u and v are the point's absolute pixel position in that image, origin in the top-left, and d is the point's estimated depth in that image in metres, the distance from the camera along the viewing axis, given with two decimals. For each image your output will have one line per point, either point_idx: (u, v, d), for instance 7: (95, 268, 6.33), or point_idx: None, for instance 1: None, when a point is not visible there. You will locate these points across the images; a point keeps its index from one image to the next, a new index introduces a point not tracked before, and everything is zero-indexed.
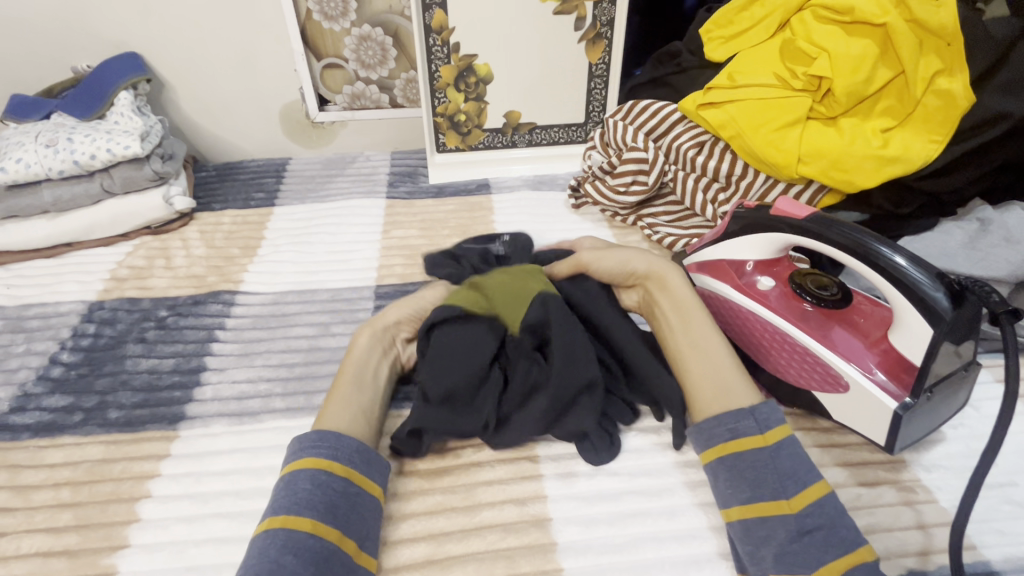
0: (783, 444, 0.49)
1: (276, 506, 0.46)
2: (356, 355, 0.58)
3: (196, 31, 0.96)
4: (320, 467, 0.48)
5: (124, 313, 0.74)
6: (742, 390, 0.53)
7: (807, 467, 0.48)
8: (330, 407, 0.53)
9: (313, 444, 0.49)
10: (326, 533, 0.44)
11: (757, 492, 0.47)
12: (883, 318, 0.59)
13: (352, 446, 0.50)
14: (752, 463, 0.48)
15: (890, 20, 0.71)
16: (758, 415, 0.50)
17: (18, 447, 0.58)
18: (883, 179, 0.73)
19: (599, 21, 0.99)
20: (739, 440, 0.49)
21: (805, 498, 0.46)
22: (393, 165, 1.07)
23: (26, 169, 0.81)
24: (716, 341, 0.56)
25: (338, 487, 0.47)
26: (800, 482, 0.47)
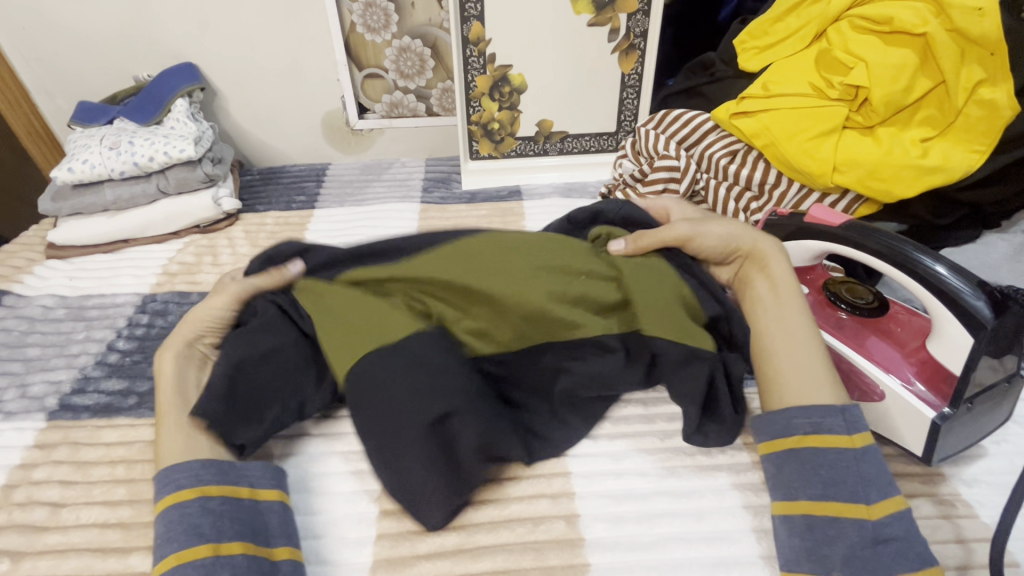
0: (869, 451, 0.48)
1: (157, 552, 0.46)
2: (168, 381, 0.57)
3: (247, 43, 1.02)
4: (169, 503, 0.47)
5: (175, 305, 0.78)
6: (830, 388, 0.51)
7: (889, 479, 0.47)
8: (161, 441, 0.52)
9: (159, 486, 0.49)
10: (194, 555, 0.44)
11: (832, 492, 0.47)
12: (921, 327, 0.59)
13: (196, 466, 0.49)
14: (835, 462, 0.48)
15: (931, 29, 0.70)
16: (849, 417, 0.49)
17: (78, 425, 0.62)
18: (922, 189, 0.72)
19: (633, 32, 1.00)
20: (825, 437, 0.49)
21: (885, 507, 0.46)
22: (427, 172, 1.11)
23: (91, 170, 0.88)
24: (809, 335, 0.55)
25: (193, 510, 0.47)
26: (881, 491, 0.46)
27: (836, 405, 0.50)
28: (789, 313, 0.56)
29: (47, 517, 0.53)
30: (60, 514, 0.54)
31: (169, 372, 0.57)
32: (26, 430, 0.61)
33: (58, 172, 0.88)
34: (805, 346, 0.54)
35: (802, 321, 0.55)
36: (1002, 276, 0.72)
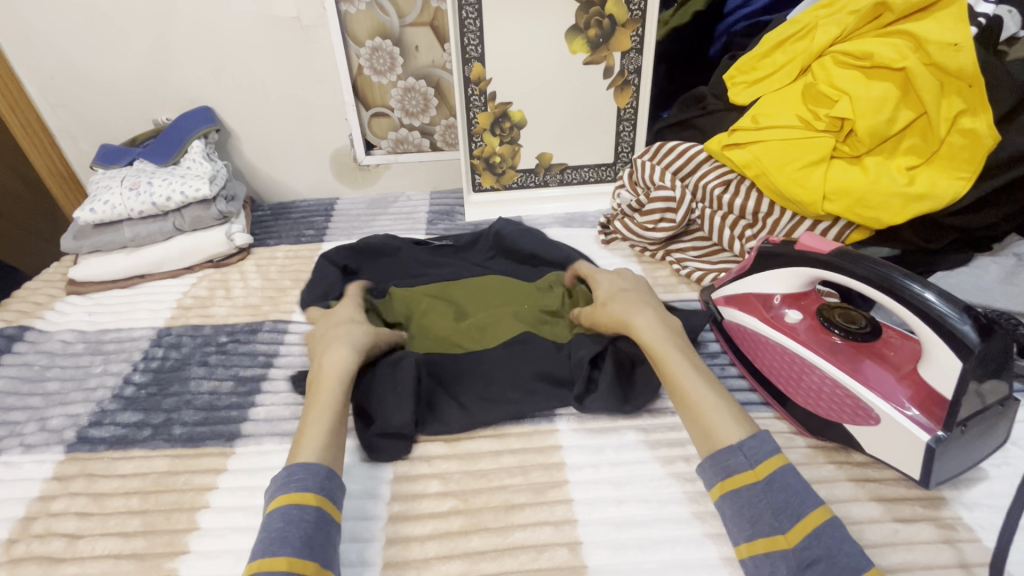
0: (775, 476, 0.49)
1: (255, 551, 0.45)
2: (335, 375, 0.60)
3: (260, 88, 1.07)
4: (292, 502, 0.48)
5: (189, 338, 0.81)
6: (730, 425, 0.54)
7: (802, 498, 0.48)
8: (304, 439, 0.54)
9: (285, 482, 0.50)
10: (302, 568, 0.44)
11: (756, 530, 0.48)
12: (914, 351, 0.60)
13: (320, 472, 0.51)
14: (748, 500, 0.49)
15: (910, 65, 0.74)
16: (746, 452, 0.51)
17: (95, 457, 0.64)
18: (910, 216, 0.74)
19: (627, 69, 1.05)
20: (733, 478, 0.50)
21: (801, 529, 0.46)
22: (432, 205, 1.14)
23: (111, 210, 0.92)
24: (696, 381, 0.57)
25: (311, 518, 0.48)
26: (794, 514, 0.47)
27: (734, 441, 0.52)
28: (672, 365, 0.59)
29: (64, 548, 0.55)
30: (76, 545, 0.55)
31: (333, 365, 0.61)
32: (46, 463, 0.63)
33: (81, 212, 0.92)
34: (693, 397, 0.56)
35: (689, 372, 0.58)
36: (994, 298, 0.73)
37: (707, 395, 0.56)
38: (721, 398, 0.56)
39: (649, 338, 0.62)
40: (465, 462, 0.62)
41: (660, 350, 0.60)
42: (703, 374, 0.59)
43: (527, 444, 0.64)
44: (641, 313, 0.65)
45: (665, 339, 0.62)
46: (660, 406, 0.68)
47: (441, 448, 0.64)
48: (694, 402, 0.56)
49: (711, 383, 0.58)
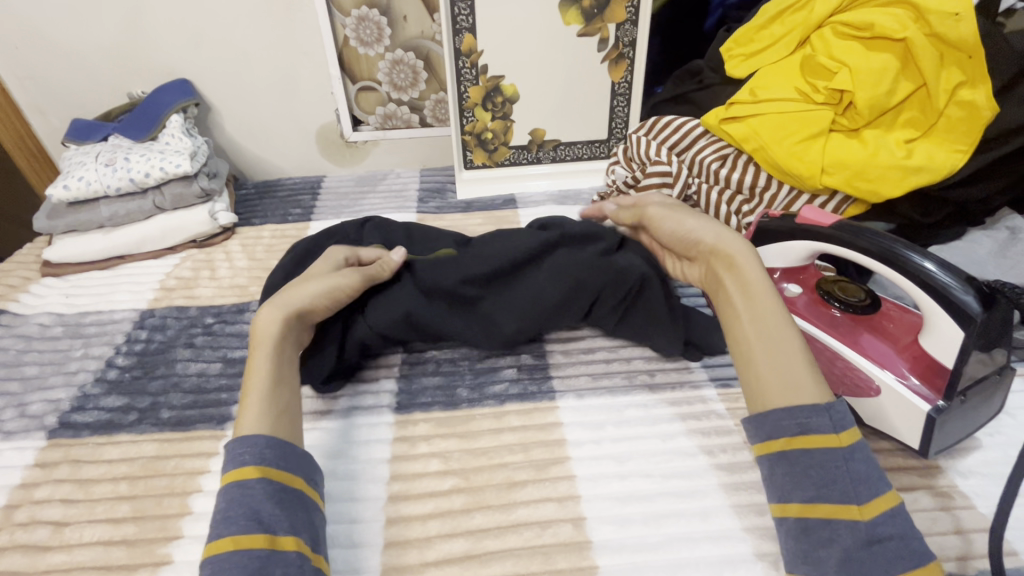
0: (857, 447, 0.46)
1: (211, 531, 0.45)
2: (268, 339, 0.56)
3: (241, 60, 1.03)
4: (233, 481, 0.46)
5: (174, 319, 0.78)
6: (815, 384, 0.48)
7: (879, 475, 0.45)
8: (247, 409, 0.51)
9: (234, 457, 0.48)
10: (250, 543, 0.43)
11: (823, 494, 0.44)
12: (913, 324, 0.60)
13: (261, 443, 0.49)
14: (821, 463, 0.45)
15: (910, 35, 0.73)
16: (837, 416, 0.46)
17: (78, 443, 0.61)
18: (907, 189, 0.73)
19: (621, 42, 1.02)
20: (811, 437, 0.46)
21: (876, 505, 0.44)
22: (422, 183, 1.12)
23: (87, 187, 0.87)
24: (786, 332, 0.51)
25: (255, 492, 0.46)
26: (872, 488, 0.44)
27: (822, 403, 0.47)
28: (734, 319, 0.53)
29: (49, 536, 0.53)
30: (62, 533, 0.53)
31: (271, 325, 0.57)
32: (26, 450, 0.61)
33: (54, 190, 0.87)
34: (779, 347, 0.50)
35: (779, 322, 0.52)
36: (988, 271, 0.74)
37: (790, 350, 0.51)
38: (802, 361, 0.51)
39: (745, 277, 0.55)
40: (464, 441, 0.61)
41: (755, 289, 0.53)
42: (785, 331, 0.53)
43: (527, 421, 0.63)
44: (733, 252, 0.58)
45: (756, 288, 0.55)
46: (660, 380, 0.68)
47: (439, 427, 0.63)
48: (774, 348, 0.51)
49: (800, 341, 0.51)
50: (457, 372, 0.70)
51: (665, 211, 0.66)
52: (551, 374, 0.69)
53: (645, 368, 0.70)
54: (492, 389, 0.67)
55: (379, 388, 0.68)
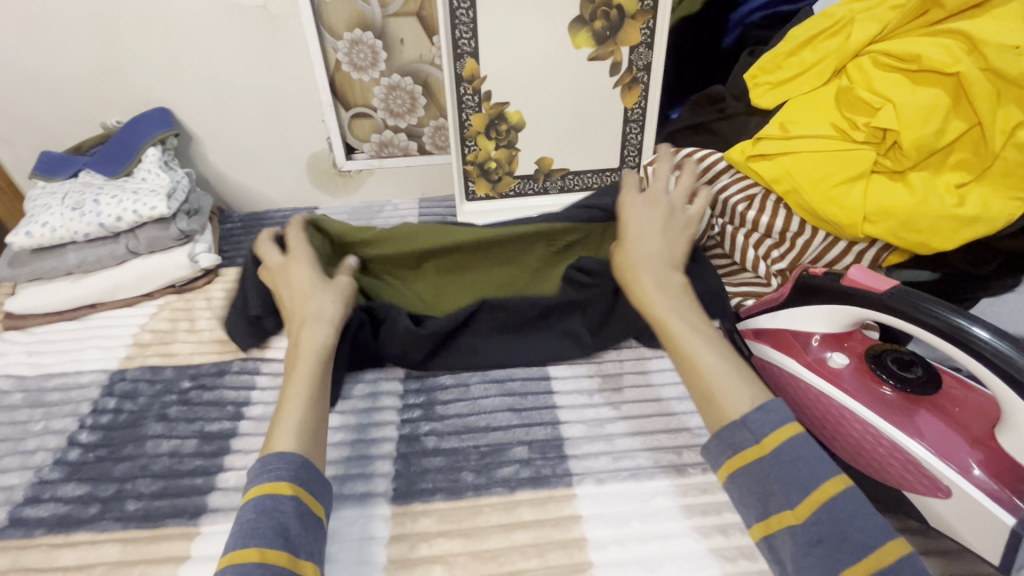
0: (783, 448, 0.47)
1: (230, 544, 0.44)
2: (313, 348, 0.59)
3: (226, 87, 0.95)
4: (267, 492, 0.47)
5: (146, 384, 0.70)
6: (736, 398, 0.51)
7: (810, 471, 0.45)
8: (279, 429, 0.52)
9: (260, 471, 0.48)
10: (275, 559, 0.43)
11: (766, 508, 0.46)
12: (981, 406, 0.53)
13: (296, 462, 0.49)
14: (756, 477, 0.47)
15: (964, 69, 0.65)
16: (752, 426, 0.48)
17: (31, 545, 0.54)
18: (962, 242, 0.66)
19: (636, 66, 0.95)
20: (740, 455, 0.48)
21: (810, 504, 0.44)
22: (421, 215, 1.05)
23: (52, 233, 0.80)
24: (702, 349, 0.55)
25: (287, 508, 0.46)
26: (802, 489, 0.45)
27: (738, 417, 0.49)
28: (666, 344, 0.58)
29: None
30: None
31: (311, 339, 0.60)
32: None
33: (16, 236, 0.80)
34: (698, 367, 0.54)
35: (693, 341, 0.56)
36: None
37: (710, 361, 0.54)
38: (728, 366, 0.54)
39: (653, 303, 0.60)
40: (471, 541, 0.54)
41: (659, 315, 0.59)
42: (710, 340, 0.56)
43: (541, 515, 0.56)
44: (646, 275, 0.63)
45: (674, 307, 0.59)
46: (689, 461, 0.60)
47: (442, 522, 0.55)
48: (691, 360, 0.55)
49: (722, 354, 0.55)
50: (461, 451, 0.62)
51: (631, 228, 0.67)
52: (567, 453, 0.62)
53: (673, 445, 0.62)
54: (501, 472, 0.60)
55: (372, 470, 0.60)
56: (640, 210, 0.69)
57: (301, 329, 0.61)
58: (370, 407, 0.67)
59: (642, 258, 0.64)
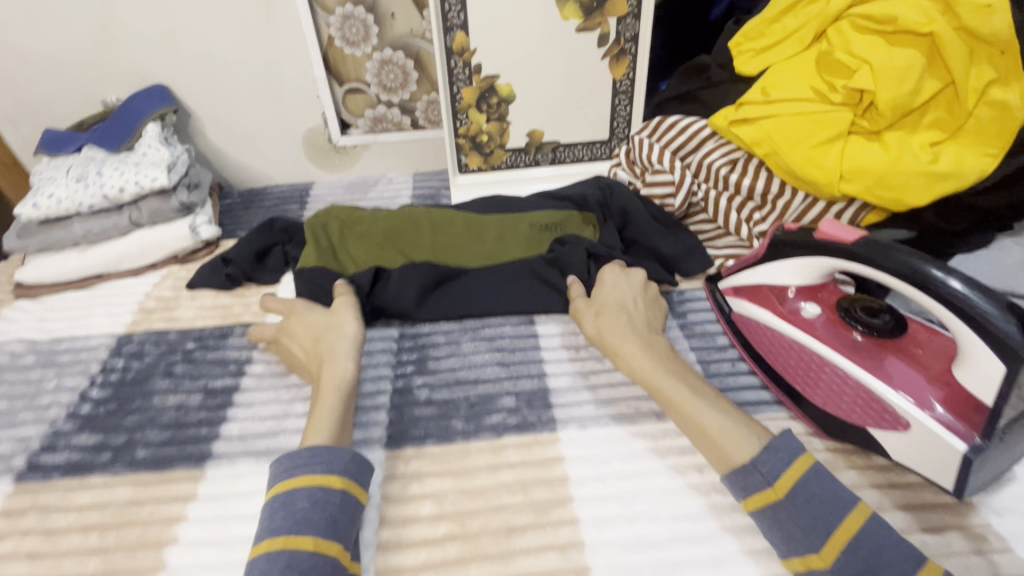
0: (797, 490, 0.48)
1: (279, 527, 0.46)
2: (333, 384, 0.60)
3: (223, 64, 0.97)
4: (316, 484, 0.49)
5: (152, 345, 0.74)
6: (742, 443, 0.52)
7: (830, 509, 0.47)
8: (311, 432, 0.55)
9: (307, 461, 0.50)
10: (327, 549, 0.46)
11: (791, 546, 0.48)
12: (943, 348, 0.56)
13: (345, 457, 0.52)
14: (775, 519, 0.48)
15: (937, 29, 0.67)
16: (763, 468, 0.50)
17: (48, 487, 0.58)
18: (934, 197, 0.68)
19: (623, 37, 0.96)
20: (756, 495, 0.50)
21: (835, 545, 0.46)
22: (415, 189, 1.08)
23: (57, 205, 0.82)
24: (703, 406, 0.56)
25: (336, 501, 0.49)
26: (824, 530, 0.46)
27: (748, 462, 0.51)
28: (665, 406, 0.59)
29: None
30: None
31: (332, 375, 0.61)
32: None
33: (23, 208, 0.83)
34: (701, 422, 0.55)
35: (692, 397, 0.57)
36: (1019, 283, 0.68)
37: (710, 413, 0.55)
38: (728, 418, 0.55)
39: (639, 365, 0.61)
40: (460, 479, 0.57)
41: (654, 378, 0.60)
42: (706, 396, 0.57)
43: (527, 457, 0.59)
44: (629, 340, 0.64)
45: (664, 367, 0.60)
46: None
47: (432, 464, 0.59)
48: (691, 416, 0.56)
49: (722, 407, 0.56)
50: (452, 401, 0.65)
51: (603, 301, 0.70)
52: (552, 402, 0.65)
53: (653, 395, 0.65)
54: (489, 420, 0.63)
55: (368, 420, 0.63)
56: (610, 280, 0.72)
57: (321, 367, 0.62)
58: (366, 363, 0.71)
59: (624, 329, 0.65)
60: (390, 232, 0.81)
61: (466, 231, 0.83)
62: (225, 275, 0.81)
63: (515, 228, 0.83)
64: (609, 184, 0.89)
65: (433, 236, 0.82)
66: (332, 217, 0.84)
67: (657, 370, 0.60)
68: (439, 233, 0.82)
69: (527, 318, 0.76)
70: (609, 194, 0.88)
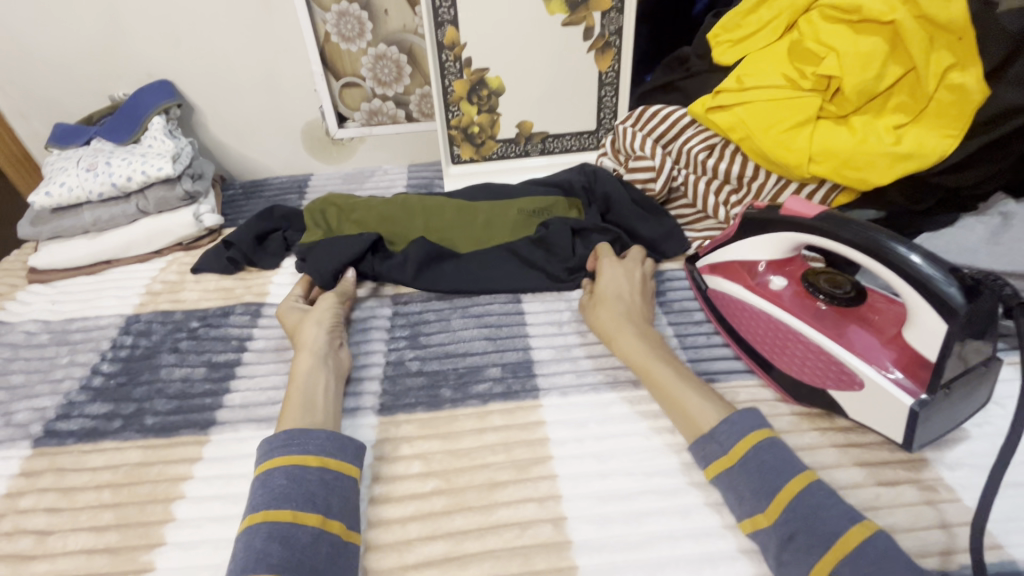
0: (749, 457, 0.52)
1: (260, 501, 0.50)
2: (303, 373, 0.63)
3: (224, 59, 1.01)
4: (295, 462, 0.52)
5: (159, 324, 0.78)
6: (713, 421, 0.56)
7: (777, 473, 0.50)
8: (286, 416, 0.58)
9: (284, 444, 0.54)
10: (306, 520, 0.49)
11: (742, 508, 0.51)
12: (899, 315, 0.59)
13: (320, 437, 0.55)
14: (730, 482, 0.52)
15: (899, 17, 0.71)
16: (719, 438, 0.54)
17: (63, 451, 0.62)
18: (897, 177, 0.72)
19: (608, 30, 1.00)
20: (715, 463, 0.54)
21: (778, 505, 0.49)
22: (410, 179, 1.12)
23: (69, 193, 0.87)
24: (684, 387, 0.60)
25: (314, 477, 0.52)
26: (771, 492, 0.50)
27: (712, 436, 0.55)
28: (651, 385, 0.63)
29: (33, 545, 0.54)
30: (46, 542, 0.54)
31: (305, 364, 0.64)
32: (11, 459, 0.61)
33: (36, 196, 0.87)
34: (681, 399, 0.59)
35: (675, 379, 0.61)
36: (980, 258, 0.72)
37: (688, 393, 0.59)
38: (709, 401, 0.58)
39: (631, 348, 0.65)
40: (447, 442, 0.61)
41: (643, 360, 0.64)
42: (692, 382, 0.61)
43: (510, 421, 0.63)
44: (623, 325, 0.68)
45: (652, 354, 0.64)
46: None
47: (422, 428, 0.63)
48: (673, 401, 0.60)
49: (704, 390, 0.60)
50: (441, 372, 0.69)
51: (603, 285, 0.74)
52: (535, 372, 0.69)
53: (630, 365, 0.69)
54: (476, 389, 0.67)
55: (362, 389, 0.68)
56: (608, 273, 0.75)
57: (298, 355, 0.66)
58: (360, 339, 0.75)
59: (621, 316, 0.69)
60: (383, 220, 0.86)
61: (459, 212, 0.88)
62: (227, 259, 0.85)
63: (503, 212, 0.88)
64: (592, 169, 0.93)
65: (428, 217, 0.87)
66: (333, 204, 0.89)
67: (646, 354, 0.64)
68: (434, 213, 0.87)
69: (514, 297, 0.80)
70: (591, 179, 0.92)
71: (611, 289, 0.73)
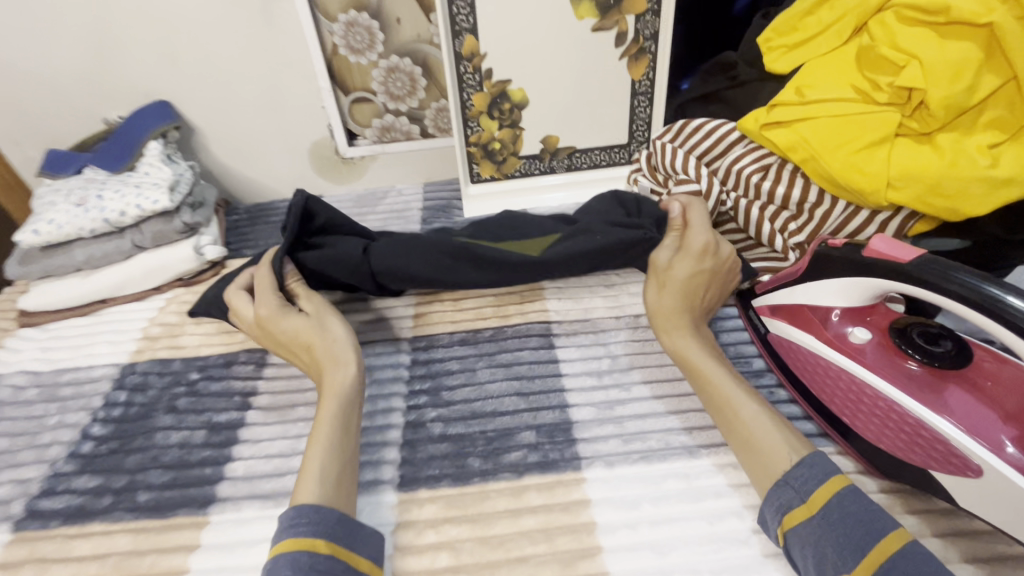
0: (831, 506, 0.46)
1: None
2: (334, 398, 0.58)
3: (224, 76, 0.94)
4: (303, 548, 0.45)
5: (156, 376, 0.71)
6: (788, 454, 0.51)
7: (864, 529, 0.44)
8: (308, 464, 0.52)
9: (291, 524, 0.46)
10: None
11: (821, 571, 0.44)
12: (1015, 380, 0.50)
13: (332, 517, 0.48)
14: (809, 539, 0.45)
15: (998, 19, 0.60)
16: (796, 484, 0.48)
17: (47, 536, 0.55)
18: (995, 206, 0.61)
19: (642, 35, 0.91)
20: (792, 514, 0.47)
21: (868, 565, 0.42)
22: (426, 200, 1.03)
23: (58, 230, 0.80)
24: (753, 406, 0.55)
25: (325, 566, 0.45)
26: (856, 550, 0.43)
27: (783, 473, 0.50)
28: (714, 397, 0.58)
29: None
30: None
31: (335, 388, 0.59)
32: None
33: (22, 235, 0.81)
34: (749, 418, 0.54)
35: (741, 394, 0.56)
36: None
37: (755, 418, 0.54)
38: (777, 427, 0.53)
39: (692, 352, 0.61)
40: (477, 527, 0.53)
41: (706, 367, 0.59)
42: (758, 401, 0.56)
43: (550, 500, 0.55)
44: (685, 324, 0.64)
45: (714, 362, 0.60)
46: (701, 442, 0.59)
47: (448, 508, 0.55)
48: (738, 414, 0.55)
49: (771, 412, 0.55)
50: (468, 437, 0.61)
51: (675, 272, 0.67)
52: (576, 437, 0.60)
53: (684, 427, 0.60)
54: (508, 458, 0.59)
55: (379, 457, 0.60)
56: (686, 256, 0.68)
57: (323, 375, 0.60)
58: (377, 393, 0.67)
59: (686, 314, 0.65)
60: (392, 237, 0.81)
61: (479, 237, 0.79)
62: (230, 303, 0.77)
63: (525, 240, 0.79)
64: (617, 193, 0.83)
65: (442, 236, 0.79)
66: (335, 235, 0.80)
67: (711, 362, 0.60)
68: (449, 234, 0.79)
69: (548, 340, 0.71)
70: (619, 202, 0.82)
71: (685, 276, 0.67)
